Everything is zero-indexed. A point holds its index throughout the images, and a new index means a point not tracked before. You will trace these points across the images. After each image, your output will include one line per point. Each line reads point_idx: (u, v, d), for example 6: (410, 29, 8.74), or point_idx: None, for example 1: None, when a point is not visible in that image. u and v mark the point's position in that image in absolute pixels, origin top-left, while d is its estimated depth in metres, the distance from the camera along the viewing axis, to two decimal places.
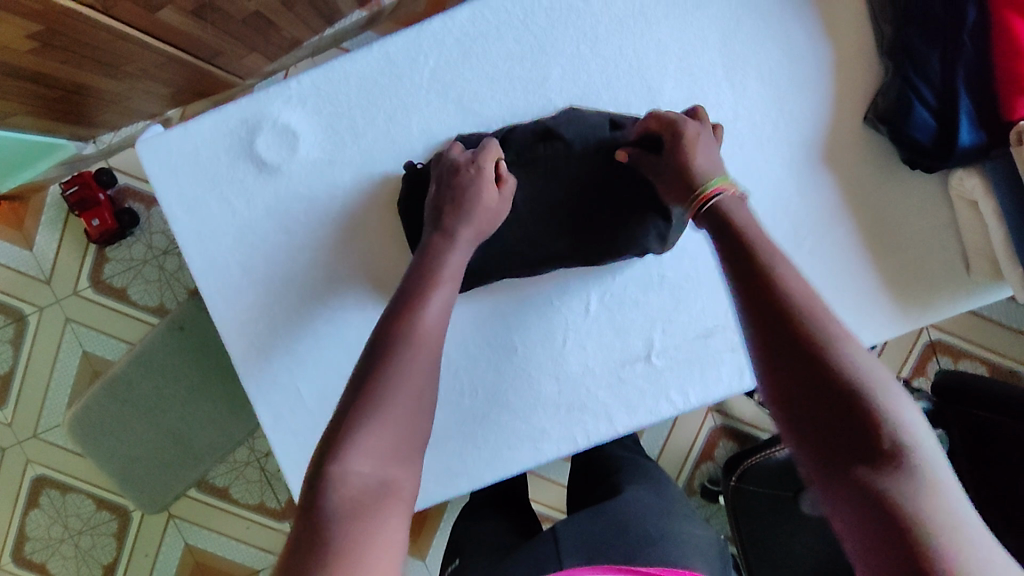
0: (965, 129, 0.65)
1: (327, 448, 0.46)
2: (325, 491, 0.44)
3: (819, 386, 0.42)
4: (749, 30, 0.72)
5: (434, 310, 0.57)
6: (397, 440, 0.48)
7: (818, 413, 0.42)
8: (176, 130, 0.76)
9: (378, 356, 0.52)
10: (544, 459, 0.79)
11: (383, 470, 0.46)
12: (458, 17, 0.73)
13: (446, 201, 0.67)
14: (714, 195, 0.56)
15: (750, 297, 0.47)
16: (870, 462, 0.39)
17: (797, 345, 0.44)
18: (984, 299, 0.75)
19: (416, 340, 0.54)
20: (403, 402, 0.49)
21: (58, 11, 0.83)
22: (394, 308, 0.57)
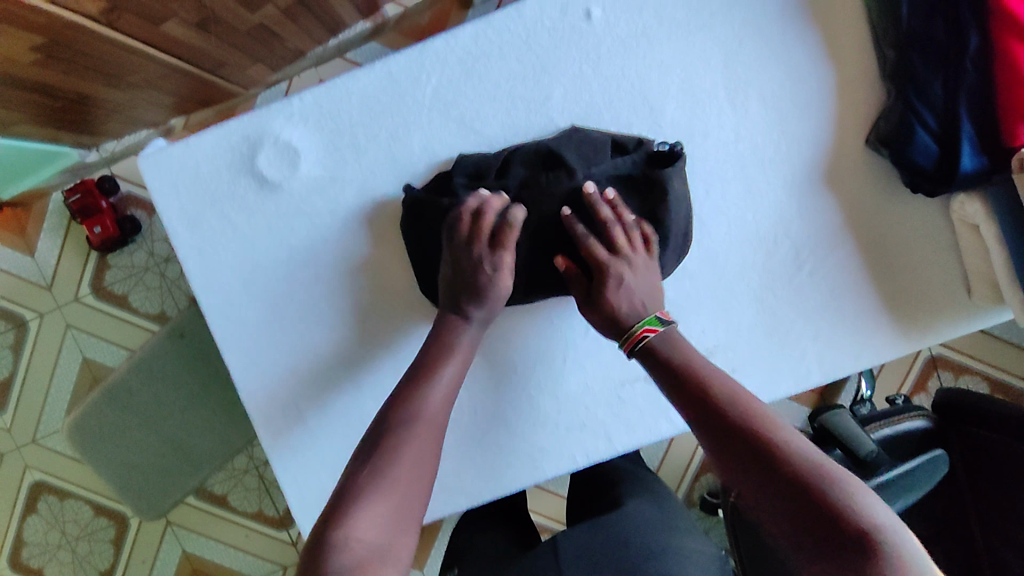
0: (968, 155, 0.64)
1: (330, 516, 0.51)
2: (329, 555, 0.48)
3: (787, 485, 0.50)
4: (752, 52, 0.72)
5: (438, 390, 0.64)
6: (397, 510, 0.53)
7: (795, 509, 0.49)
8: (178, 146, 0.76)
9: (383, 432, 0.59)
10: (542, 478, 0.79)
11: (383, 537, 0.51)
12: (461, 36, 0.73)
13: (461, 285, 0.69)
14: (644, 338, 0.65)
15: (706, 425, 0.56)
16: (843, 544, 0.46)
17: (758, 454, 0.52)
18: (983, 322, 0.75)
19: (419, 420, 0.61)
20: (402, 480, 0.55)
21: (61, 24, 0.83)
22: (401, 388, 0.64)
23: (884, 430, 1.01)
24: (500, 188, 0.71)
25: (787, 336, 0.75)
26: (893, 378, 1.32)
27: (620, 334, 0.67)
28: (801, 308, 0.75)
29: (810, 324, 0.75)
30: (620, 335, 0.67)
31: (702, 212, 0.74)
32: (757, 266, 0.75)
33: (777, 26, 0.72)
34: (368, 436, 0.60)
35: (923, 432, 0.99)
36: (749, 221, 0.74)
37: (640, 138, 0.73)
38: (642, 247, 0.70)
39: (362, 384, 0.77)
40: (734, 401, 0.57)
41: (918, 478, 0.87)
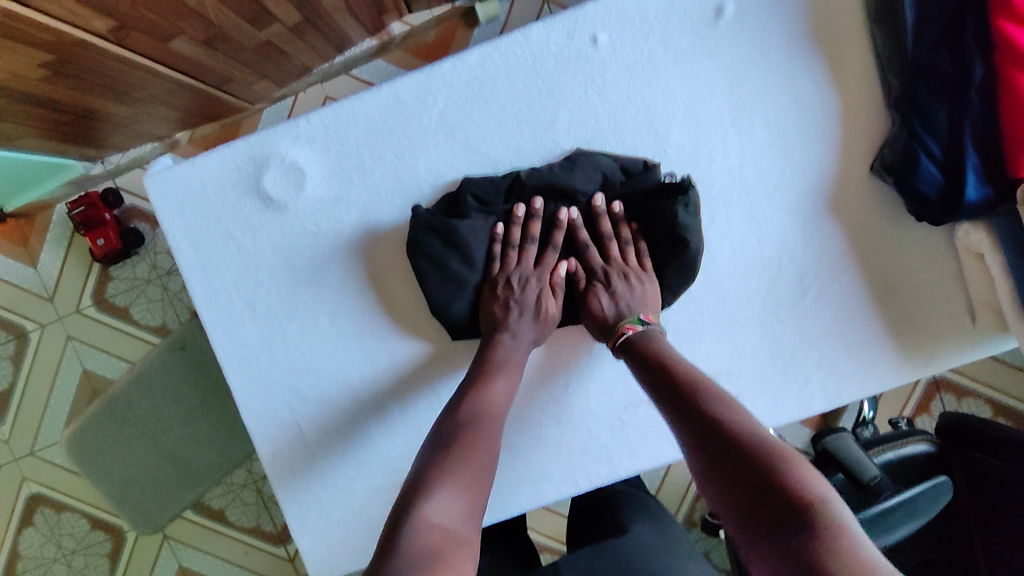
0: (972, 184, 0.64)
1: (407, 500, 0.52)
2: (411, 531, 0.49)
3: (730, 463, 0.51)
4: (757, 78, 0.73)
5: (496, 396, 0.65)
6: (471, 499, 0.54)
7: (736, 486, 0.51)
8: (184, 166, 0.76)
9: (446, 436, 0.60)
10: (544, 501, 0.79)
11: (461, 517, 0.52)
12: (468, 60, 0.74)
13: (502, 305, 0.72)
14: (627, 333, 0.68)
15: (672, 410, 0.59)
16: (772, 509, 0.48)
17: (709, 437, 0.54)
18: (989, 350, 0.75)
19: (484, 416, 0.63)
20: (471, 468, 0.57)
21: (70, 42, 0.83)
22: (462, 393, 0.66)
23: (887, 454, 0.99)
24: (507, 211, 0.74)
25: (790, 361, 0.75)
26: (895, 400, 1.32)
27: (608, 335, 0.70)
28: (804, 334, 0.75)
29: (814, 350, 0.75)
30: (609, 333, 0.70)
31: (707, 237, 0.75)
32: (761, 292, 0.75)
33: (783, 52, 0.72)
34: (434, 434, 0.61)
35: (926, 457, 0.99)
36: (753, 246, 0.74)
37: (647, 162, 0.73)
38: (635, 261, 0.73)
39: (363, 404, 0.77)
40: (698, 389, 0.59)
41: (921, 504, 0.87)
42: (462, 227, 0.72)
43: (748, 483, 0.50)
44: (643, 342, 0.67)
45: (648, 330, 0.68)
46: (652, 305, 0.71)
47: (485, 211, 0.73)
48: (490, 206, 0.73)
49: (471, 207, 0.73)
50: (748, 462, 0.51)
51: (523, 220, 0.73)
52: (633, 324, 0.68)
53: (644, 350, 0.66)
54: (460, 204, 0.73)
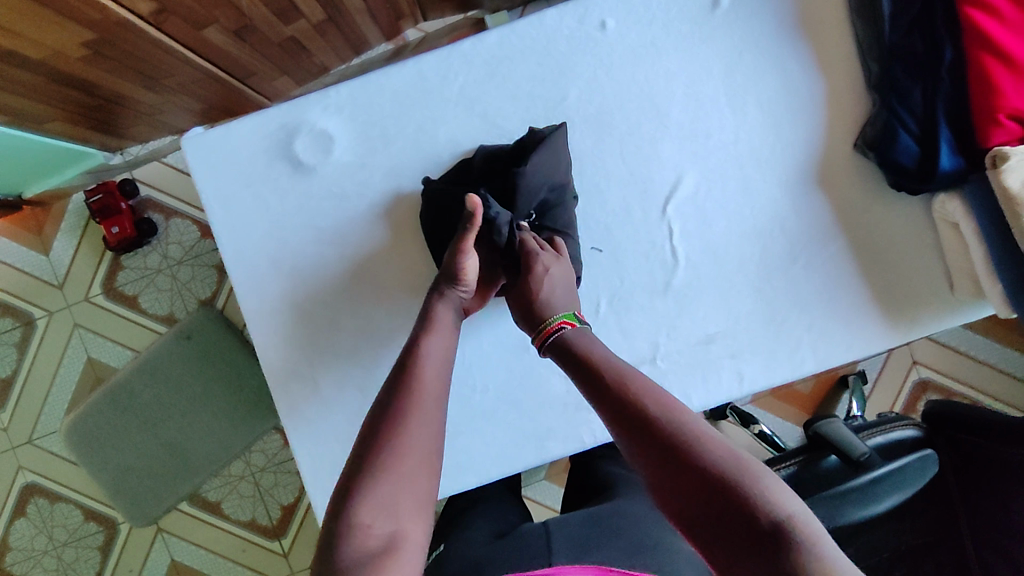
0: (946, 154, 0.71)
1: (343, 497, 0.52)
2: (345, 540, 0.49)
3: (703, 495, 0.49)
4: (751, 63, 0.79)
5: (432, 364, 0.63)
6: (411, 489, 0.53)
7: (710, 517, 0.49)
8: (218, 130, 0.81)
9: (388, 411, 0.58)
10: (550, 457, 0.82)
11: (393, 518, 0.51)
12: (487, 41, 0.80)
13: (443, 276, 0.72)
14: (563, 330, 0.67)
15: (621, 430, 0.56)
16: (716, 504, 0.49)
17: (667, 458, 0.52)
18: (966, 316, 0.80)
19: (416, 391, 0.60)
20: (410, 456, 0.55)
21: (114, 20, 0.89)
22: (397, 369, 0.63)
23: (877, 438, 1.03)
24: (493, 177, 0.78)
25: (784, 325, 0.80)
26: (884, 398, 1.37)
27: (535, 332, 0.69)
28: (796, 298, 0.80)
29: (805, 315, 0.80)
30: (539, 329, 0.68)
31: (705, 207, 0.80)
32: (756, 260, 0.80)
33: (774, 40, 0.79)
34: (367, 423, 0.59)
35: (912, 441, 1.03)
36: (748, 215, 0.80)
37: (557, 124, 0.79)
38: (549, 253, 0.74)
39: (379, 360, 0.81)
40: (651, 403, 0.56)
41: (909, 475, 0.91)
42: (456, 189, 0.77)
43: (724, 514, 0.48)
44: (571, 350, 0.64)
45: (583, 328, 0.68)
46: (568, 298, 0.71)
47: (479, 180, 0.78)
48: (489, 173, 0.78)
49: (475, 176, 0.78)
50: (713, 481, 0.49)
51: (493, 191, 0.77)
52: (563, 320, 0.68)
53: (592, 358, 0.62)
54: (471, 163, 0.79)
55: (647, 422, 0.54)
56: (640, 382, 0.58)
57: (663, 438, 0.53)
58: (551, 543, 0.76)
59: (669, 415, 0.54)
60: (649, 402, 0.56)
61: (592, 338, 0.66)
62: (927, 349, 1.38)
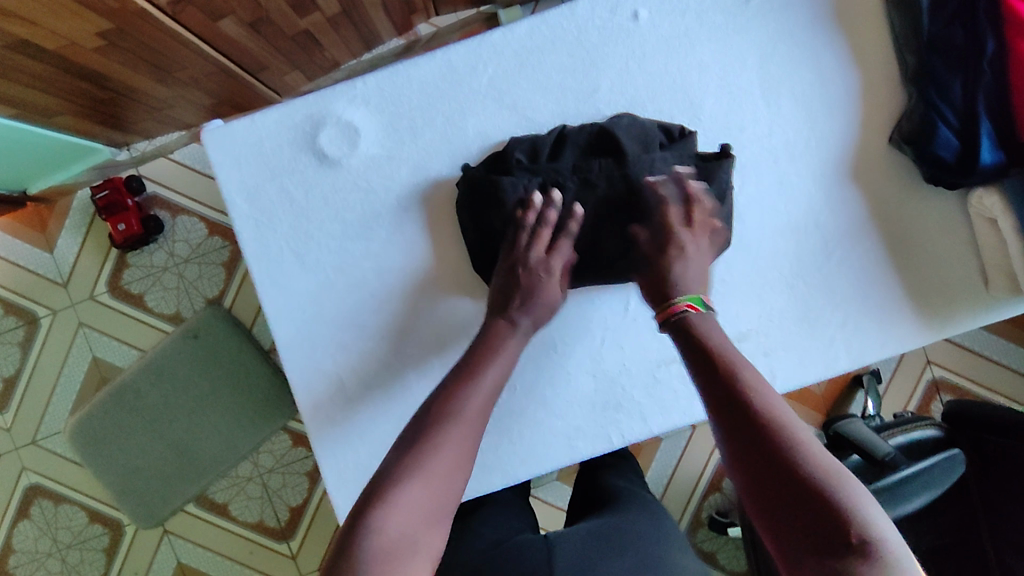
0: (986, 149, 0.70)
1: (372, 497, 0.52)
2: (366, 535, 0.50)
3: (790, 496, 0.49)
4: (786, 55, 0.78)
5: (481, 389, 0.62)
6: (436, 500, 0.53)
7: (790, 516, 0.49)
8: (241, 122, 0.79)
9: (428, 421, 0.58)
10: (577, 457, 0.81)
11: (416, 528, 0.51)
12: (517, 31, 0.79)
13: (514, 295, 0.71)
14: (686, 312, 0.65)
15: (717, 406, 0.56)
16: (797, 500, 0.49)
17: (758, 444, 0.52)
18: (1001, 314, 0.79)
19: (464, 408, 0.60)
20: (443, 468, 0.55)
21: (132, 9, 0.87)
22: (445, 384, 0.63)
23: (897, 438, 1.01)
24: (555, 169, 0.75)
25: (816, 322, 0.79)
26: (898, 398, 1.36)
27: (659, 309, 0.68)
28: (830, 295, 0.79)
29: (839, 311, 0.79)
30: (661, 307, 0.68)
31: (740, 202, 0.79)
32: (789, 256, 0.79)
33: (809, 31, 0.78)
34: (407, 430, 0.59)
35: (934, 440, 1.00)
36: (781, 211, 0.79)
37: (685, 129, 0.77)
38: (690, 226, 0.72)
39: (406, 358, 0.79)
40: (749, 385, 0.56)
41: (936, 476, 0.89)
42: (504, 183, 0.74)
43: (804, 516, 0.48)
44: (685, 326, 0.64)
45: (708, 314, 0.66)
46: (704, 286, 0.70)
47: (580, 176, 0.75)
48: (582, 163, 0.75)
49: (568, 175, 0.75)
50: (801, 478, 0.49)
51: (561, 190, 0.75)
52: (689, 304, 0.66)
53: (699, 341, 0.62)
54: (510, 157, 0.76)
55: (748, 414, 0.54)
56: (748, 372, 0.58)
57: (761, 431, 0.52)
58: (552, 556, 0.72)
59: (773, 411, 0.54)
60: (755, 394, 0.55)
61: (717, 327, 0.64)
62: (941, 348, 1.36)
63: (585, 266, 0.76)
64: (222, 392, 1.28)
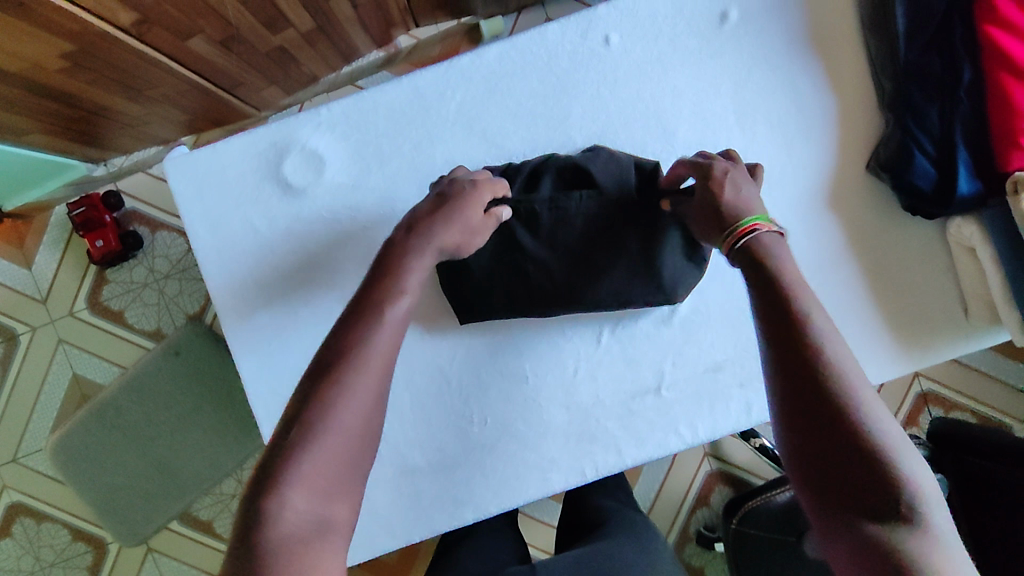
0: (964, 179, 0.68)
1: (263, 479, 0.43)
2: (261, 528, 0.41)
3: (834, 450, 0.41)
4: (761, 81, 0.76)
5: (386, 331, 0.51)
6: (342, 467, 0.45)
7: (829, 470, 0.41)
8: (204, 151, 0.77)
9: (320, 374, 0.47)
10: (551, 491, 0.79)
11: (322, 507, 0.43)
12: (487, 56, 0.77)
13: (429, 207, 0.63)
14: (753, 233, 0.54)
15: (770, 332, 0.47)
16: (843, 456, 0.40)
17: (808, 385, 0.43)
18: (982, 343, 0.78)
19: (365, 354, 0.49)
20: (347, 430, 0.45)
21: (93, 32, 0.85)
22: (342, 323, 0.51)
23: None
24: (529, 202, 0.73)
25: None
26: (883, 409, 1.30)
27: (723, 237, 0.56)
28: None
29: None
30: (723, 235, 0.56)
31: None
32: None
33: (784, 55, 0.76)
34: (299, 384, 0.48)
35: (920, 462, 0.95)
36: None
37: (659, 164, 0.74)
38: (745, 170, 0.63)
39: None
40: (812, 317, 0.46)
41: None
42: None
43: (850, 473, 0.40)
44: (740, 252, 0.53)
45: (778, 237, 0.54)
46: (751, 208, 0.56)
47: (555, 208, 0.73)
48: (560, 197, 0.73)
49: (540, 202, 0.73)
50: (852, 432, 0.41)
51: (536, 222, 0.73)
52: (755, 223, 0.54)
53: (754, 258, 0.52)
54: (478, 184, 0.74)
55: (802, 346, 0.45)
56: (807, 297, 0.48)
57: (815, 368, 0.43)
58: None
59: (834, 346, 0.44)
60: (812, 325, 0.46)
61: (791, 251, 0.52)
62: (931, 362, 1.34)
63: (599, 274, 0.74)
64: (212, 405, 1.27)
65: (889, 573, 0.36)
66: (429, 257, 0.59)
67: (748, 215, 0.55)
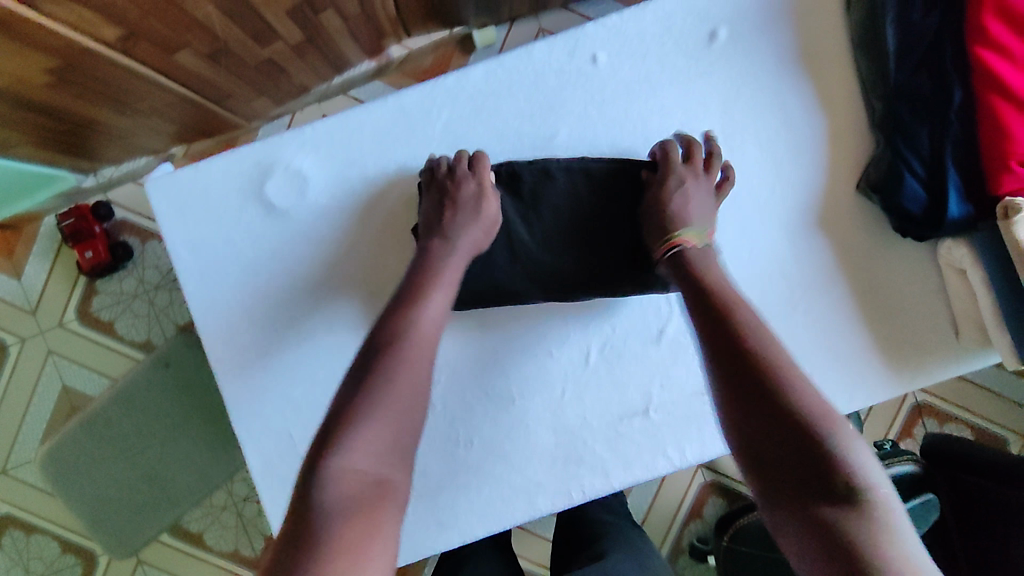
0: (954, 202, 0.67)
1: (325, 444, 0.50)
2: (327, 481, 0.48)
3: (781, 446, 0.48)
4: (750, 101, 0.76)
5: (429, 316, 0.61)
6: (394, 432, 0.53)
7: (779, 462, 0.47)
8: (187, 170, 0.77)
9: (375, 354, 0.56)
10: (538, 514, 0.78)
11: (379, 465, 0.51)
12: (472, 74, 0.76)
13: (438, 213, 0.71)
14: (682, 245, 0.66)
15: (715, 358, 0.55)
16: (789, 449, 0.47)
17: (754, 395, 0.50)
18: (973, 365, 0.77)
19: (413, 338, 0.59)
20: (401, 399, 0.54)
21: (76, 48, 0.83)
22: (390, 313, 0.61)
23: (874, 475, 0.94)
24: (511, 171, 0.75)
25: None
26: (879, 425, 1.27)
27: (659, 243, 0.69)
28: (796, 345, 0.76)
29: (806, 363, 0.76)
30: (660, 244, 0.68)
31: None
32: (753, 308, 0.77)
33: (773, 76, 0.76)
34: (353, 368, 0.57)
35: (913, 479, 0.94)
36: (746, 259, 0.76)
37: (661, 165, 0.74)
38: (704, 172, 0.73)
39: None
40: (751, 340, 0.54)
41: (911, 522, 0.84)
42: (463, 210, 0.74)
43: (798, 463, 0.47)
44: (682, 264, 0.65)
45: (705, 248, 0.67)
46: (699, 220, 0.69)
47: (540, 173, 0.74)
48: (545, 167, 0.74)
49: (522, 165, 0.75)
50: (794, 427, 0.48)
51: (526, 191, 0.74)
52: (687, 237, 0.67)
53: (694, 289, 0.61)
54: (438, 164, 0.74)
55: (745, 365, 0.52)
56: (748, 323, 0.56)
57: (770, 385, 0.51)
58: None
59: (771, 363, 0.52)
60: (755, 343, 0.54)
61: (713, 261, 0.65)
62: None
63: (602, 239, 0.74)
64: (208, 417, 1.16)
65: (838, 542, 0.42)
66: (462, 256, 0.69)
67: (685, 227, 0.68)
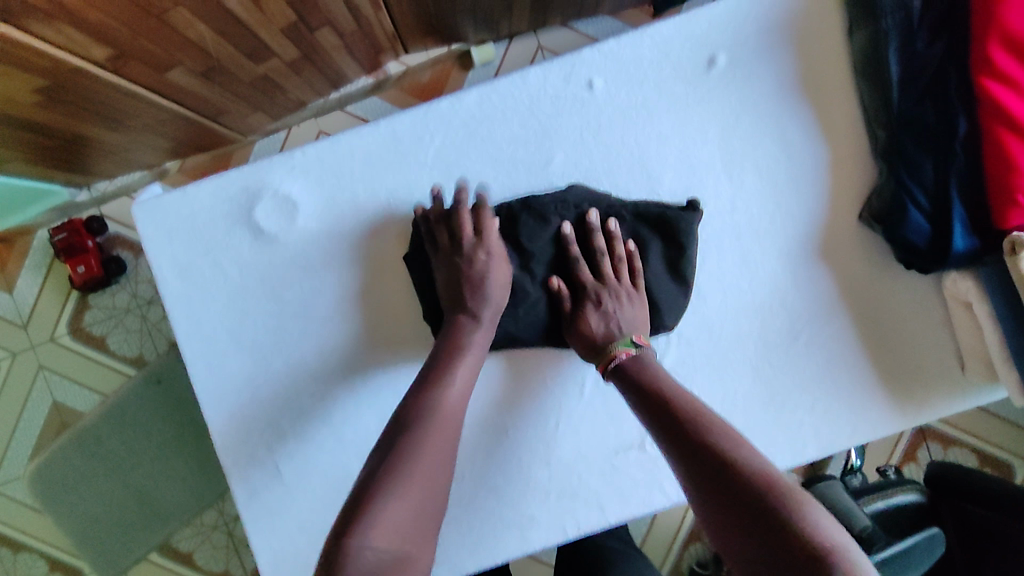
0: (960, 235, 0.65)
1: (347, 522, 0.51)
2: (346, 559, 0.48)
3: (748, 521, 0.50)
4: (749, 128, 0.74)
5: (453, 394, 0.63)
6: (415, 516, 0.53)
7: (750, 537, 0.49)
8: (176, 194, 0.75)
9: (399, 433, 0.58)
10: (531, 549, 0.76)
11: (400, 545, 0.51)
12: (466, 99, 0.74)
13: (462, 287, 0.69)
14: (620, 358, 0.67)
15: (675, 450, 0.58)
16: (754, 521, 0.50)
17: (718, 479, 0.53)
18: (979, 399, 0.75)
19: (435, 420, 0.60)
20: (421, 480, 0.55)
21: (66, 67, 0.82)
22: (414, 394, 0.63)
23: (876, 504, 0.91)
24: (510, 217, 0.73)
25: (782, 407, 0.74)
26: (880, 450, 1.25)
27: (597, 356, 0.69)
28: (797, 377, 0.74)
29: (806, 396, 0.74)
30: (597, 355, 0.69)
31: (701, 279, 0.75)
32: (752, 338, 0.75)
33: (773, 103, 0.74)
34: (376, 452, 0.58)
35: (916, 507, 0.92)
36: (745, 290, 0.75)
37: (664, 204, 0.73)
38: (627, 278, 0.72)
39: (346, 442, 0.74)
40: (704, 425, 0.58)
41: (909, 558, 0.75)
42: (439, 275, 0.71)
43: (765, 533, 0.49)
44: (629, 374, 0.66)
45: (641, 353, 0.68)
46: (642, 327, 0.70)
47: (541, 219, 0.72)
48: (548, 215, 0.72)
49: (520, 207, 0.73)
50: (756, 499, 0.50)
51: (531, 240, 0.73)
52: (626, 347, 0.68)
53: (638, 382, 0.64)
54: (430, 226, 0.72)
55: (702, 450, 0.56)
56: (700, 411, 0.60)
57: (729, 460, 0.54)
58: None
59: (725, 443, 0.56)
60: (709, 430, 0.57)
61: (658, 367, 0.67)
62: None
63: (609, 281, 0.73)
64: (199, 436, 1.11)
65: None
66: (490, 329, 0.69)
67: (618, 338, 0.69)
